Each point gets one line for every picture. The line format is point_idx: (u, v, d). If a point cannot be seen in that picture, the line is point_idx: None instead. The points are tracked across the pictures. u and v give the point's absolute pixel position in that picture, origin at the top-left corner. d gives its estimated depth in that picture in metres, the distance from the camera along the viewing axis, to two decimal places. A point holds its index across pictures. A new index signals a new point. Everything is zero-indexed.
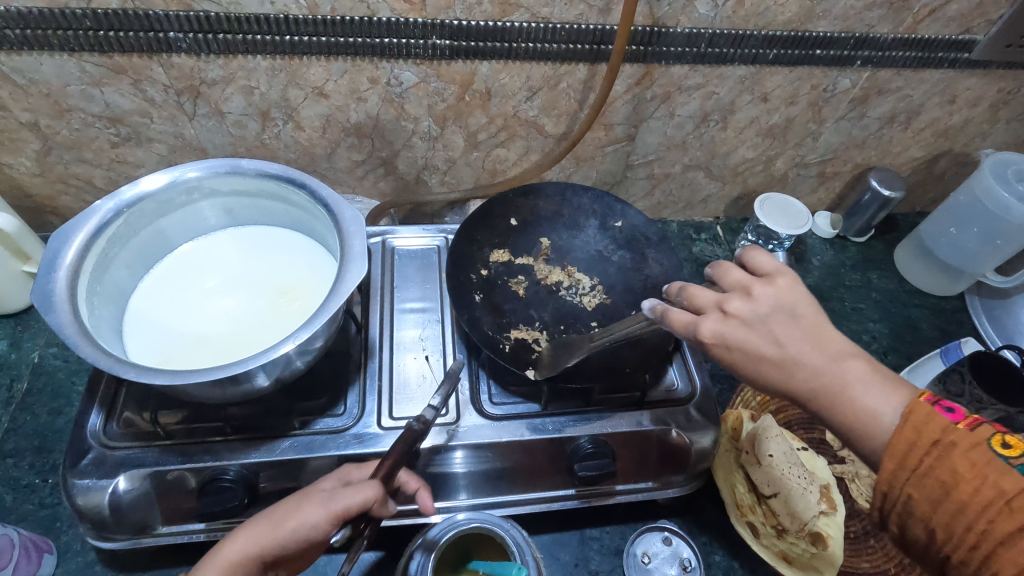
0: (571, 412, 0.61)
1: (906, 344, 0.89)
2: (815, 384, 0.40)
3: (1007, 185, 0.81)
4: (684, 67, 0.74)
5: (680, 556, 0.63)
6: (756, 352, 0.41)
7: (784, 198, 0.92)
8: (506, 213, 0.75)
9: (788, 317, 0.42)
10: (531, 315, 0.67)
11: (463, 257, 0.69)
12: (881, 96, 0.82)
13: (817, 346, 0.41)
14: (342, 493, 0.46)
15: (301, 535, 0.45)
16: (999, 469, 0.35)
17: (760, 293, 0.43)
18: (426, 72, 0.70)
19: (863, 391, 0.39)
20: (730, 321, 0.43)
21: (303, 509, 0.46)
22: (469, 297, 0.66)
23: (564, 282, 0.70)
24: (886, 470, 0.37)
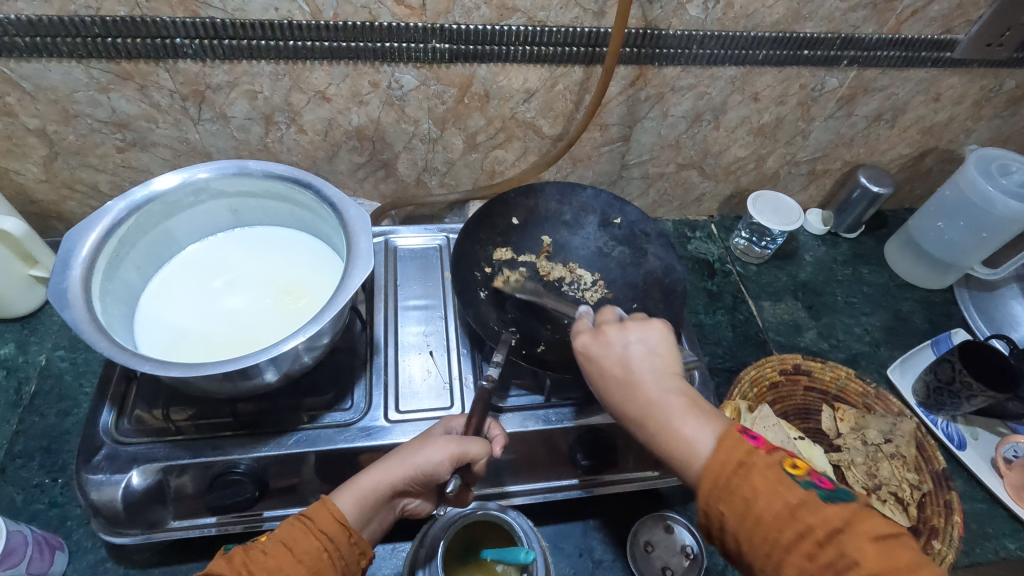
0: (578, 404, 0.62)
1: (898, 336, 0.91)
2: (647, 414, 0.47)
3: (991, 179, 0.83)
4: (676, 68, 0.76)
5: (682, 544, 0.64)
6: (607, 368, 0.50)
7: (776, 195, 0.94)
8: (507, 212, 0.77)
9: (643, 351, 0.50)
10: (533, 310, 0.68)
11: (466, 253, 0.71)
12: (868, 95, 0.84)
13: (654, 380, 0.48)
14: (465, 438, 0.51)
15: (426, 470, 0.50)
16: (786, 486, 0.41)
17: (629, 328, 0.51)
18: (426, 75, 0.71)
19: (682, 422, 0.45)
20: (596, 338, 0.51)
21: (429, 448, 0.51)
22: (475, 294, 0.68)
23: (567, 277, 0.73)
24: (703, 490, 0.43)
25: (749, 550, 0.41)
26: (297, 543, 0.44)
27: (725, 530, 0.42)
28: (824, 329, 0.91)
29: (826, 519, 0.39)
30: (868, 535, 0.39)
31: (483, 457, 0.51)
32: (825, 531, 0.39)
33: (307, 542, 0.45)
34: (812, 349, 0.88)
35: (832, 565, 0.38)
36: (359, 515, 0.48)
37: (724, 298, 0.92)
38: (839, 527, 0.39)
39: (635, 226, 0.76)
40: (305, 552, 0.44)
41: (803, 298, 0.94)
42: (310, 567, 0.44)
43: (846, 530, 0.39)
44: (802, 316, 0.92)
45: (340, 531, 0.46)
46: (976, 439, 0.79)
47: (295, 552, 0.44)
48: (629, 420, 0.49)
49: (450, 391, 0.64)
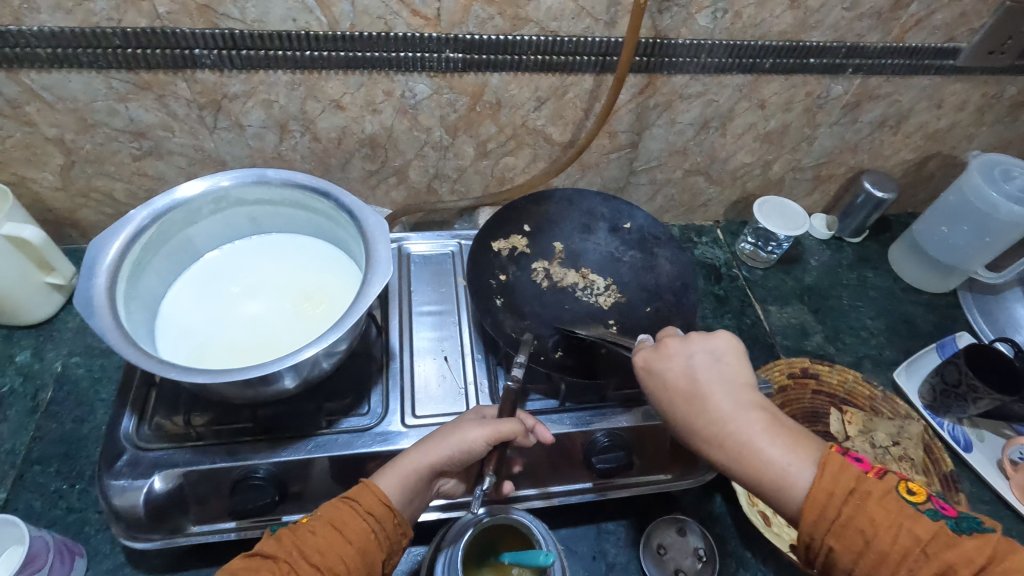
0: (589, 408, 0.64)
1: (903, 339, 0.92)
2: (723, 434, 0.49)
3: (994, 185, 0.85)
4: (685, 77, 0.77)
5: (694, 546, 0.65)
6: (672, 384, 0.51)
7: (781, 200, 0.95)
8: (518, 219, 0.77)
9: (709, 363, 0.52)
10: (549, 317, 0.69)
11: (480, 260, 0.72)
12: (872, 102, 0.86)
13: (728, 397, 0.50)
14: (497, 419, 0.54)
15: (464, 448, 0.52)
16: (909, 518, 0.42)
17: (693, 340, 0.53)
18: (439, 84, 0.73)
19: (767, 446, 0.47)
20: (660, 355, 0.53)
21: (464, 428, 0.53)
22: (491, 301, 0.68)
23: (580, 283, 0.73)
24: (806, 523, 0.44)
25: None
26: (346, 524, 0.46)
27: (842, 567, 0.43)
28: (830, 332, 0.92)
29: (967, 554, 0.41)
30: (1017, 569, 0.40)
31: (515, 435, 0.54)
32: (971, 568, 0.40)
33: (356, 523, 0.47)
34: (819, 353, 0.89)
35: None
36: (401, 496, 0.50)
37: (731, 302, 0.93)
38: (981, 563, 0.40)
39: (645, 231, 0.77)
40: (354, 532, 0.46)
41: (809, 302, 0.95)
42: (359, 546, 0.46)
43: (994, 563, 0.40)
44: (808, 319, 0.93)
45: (385, 512, 0.48)
46: (983, 441, 0.80)
47: (344, 532, 0.46)
48: (695, 437, 0.50)
49: (465, 395, 0.64)
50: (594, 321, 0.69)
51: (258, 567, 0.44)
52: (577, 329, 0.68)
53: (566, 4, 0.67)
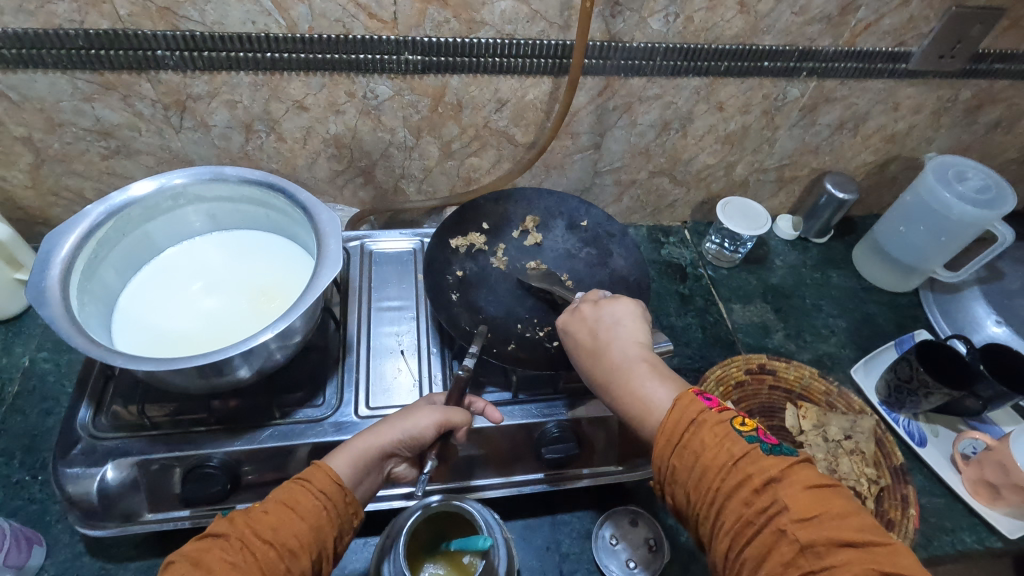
0: (541, 399, 0.65)
1: (864, 337, 0.94)
2: (610, 375, 0.54)
3: (948, 185, 0.86)
4: (642, 79, 0.79)
5: (646, 536, 0.67)
6: (578, 339, 0.58)
7: (744, 201, 0.97)
8: (477, 218, 0.79)
9: (616, 325, 0.58)
10: (505, 312, 0.70)
11: (438, 257, 0.73)
12: (829, 104, 0.88)
13: (620, 349, 0.55)
14: (449, 408, 0.56)
15: (414, 433, 0.54)
16: (730, 439, 0.45)
17: (605, 315, 0.59)
18: (400, 85, 0.74)
19: (644, 384, 0.52)
20: (573, 315, 0.60)
21: (416, 415, 0.54)
22: (447, 296, 0.70)
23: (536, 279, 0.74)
24: (658, 446, 0.48)
25: (696, 499, 0.45)
26: (298, 502, 0.46)
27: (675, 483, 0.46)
28: (792, 330, 0.93)
29: (763, 468, 0.43)
30: (801, 484, 0.42)
31: (464, 426, 0.56)
32: (760, 480, 0.43)
33: (308, 500, 0.46)
34: (779, 350, 0.90)
35: (766, 511, 0.42)
36: (354, 476, 0.50)
37: (695, 300, 0.95)
38: (774, 476, 0.43)
39: (603, 229, 0.79)
40: (306, 508, 0.46)
41: (772, 301, 0.97)
42: (311, 523, 0.46)
43: (783, 478, 0.43)
44: (770, 318, 0.94)
45: (337, 490, 0.48)
46: (937, 436, 0.81)
47: (297, 509, 0.46)
48: (593, 381, 0.56)
49: (420, 388, 0.66)
50: (549, 315, 0.70)
51: (209, 547, 0.43)
52: (532, 324, 0.69)
53: (520, 8, 0.69)
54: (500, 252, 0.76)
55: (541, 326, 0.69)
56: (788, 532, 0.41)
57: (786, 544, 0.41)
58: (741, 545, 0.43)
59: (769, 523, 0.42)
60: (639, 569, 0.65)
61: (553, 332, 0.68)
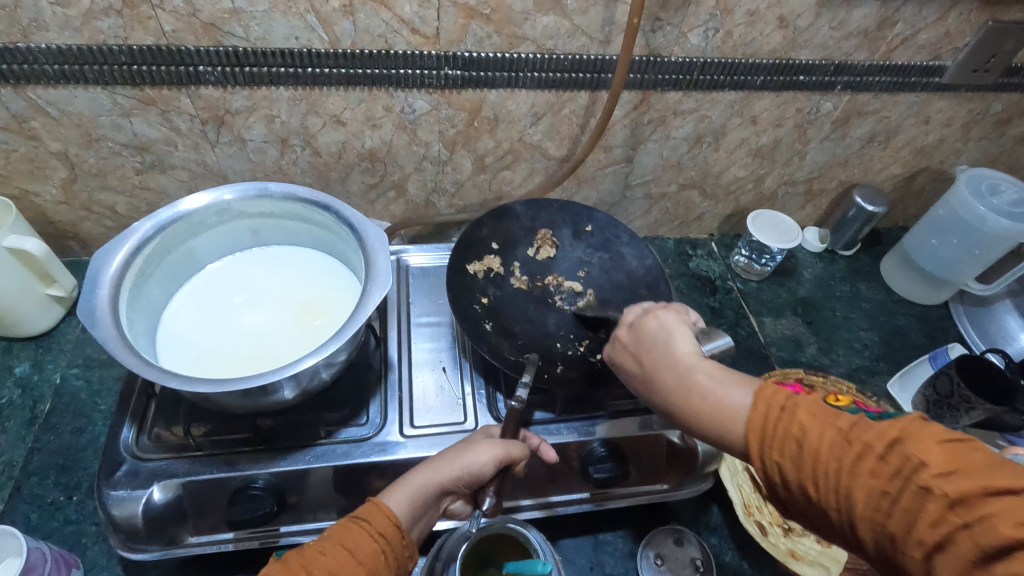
0: (584, 418, 0.64)
1: (896, 350, 0.93)
2: (679, 388, 0.50)
3: (982, 199, 0.86)
4: (678, 93, 0.79)
5: (691, 556, 0.66)
6: (629, 368, 0.54)
7: (774, 213, 0.96)
8: (484, 237, 0.77)
9: (662, 334, 0.52)
10: (541, 332, 0.70)
11: (457, 291, 0.71)
12: (861, 118, 0.88)
13: (675, 361, 0.50)
14: (508, 442, 0.54)
15: (473, 470, 0.52)
16: (830, 415, 0.43)
17: (657, 337, 0.53)
18: (438, 100, 0.74)
19: (723, 385, 0.48)
20: (616, 342, 0.56)
21: (477, 450, 0.53)
22: (481, 327, 0.68)
23: (559, 293, 0.74)
24: (752, 445, 0.44)
25: (816, 488, 0.42)
26: (356, 545, 0.45)
27: (784, 478, 0.43)
28: (824, 344, 0.93)
29: (879, 431, 0.41)
30: (931, 437, 0.40)
31: (523, 459, 0.55)
32: (883, 443, 0.40)
33: (366, 543, 0.46)
34: (813, 364, 0.90)
35: (899, 473, 0.39)
36: (410, 517, 0.49)
37: (725, 314, 0.95)
38: (897, 436, 0.40)
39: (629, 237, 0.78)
40: (365, 553, 0.45)
41: (803, 314, 0.96)
42: (370, 567, 0.45)
43: (907, 436, 0.40)
44: (802, 331, 0.94)
45: (395, 532, 0.47)
46: None
47: (355, 553, 0.45)
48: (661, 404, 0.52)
49: (463, 406, 0.65)
50: (584, 326, 0.71)
51: None
52: (571, 340, 0.69)
53: (561, 23, 0.69)
54: (517, 271, 0.76)
55: (580, 339, 0.69)
56: (931, 489, 0.38)
57: (933, 505, 0.37)
58: (884, 517, 0.39)
59: (907, 484, 0.39)
60: None
61: (593, 344, 0.69)
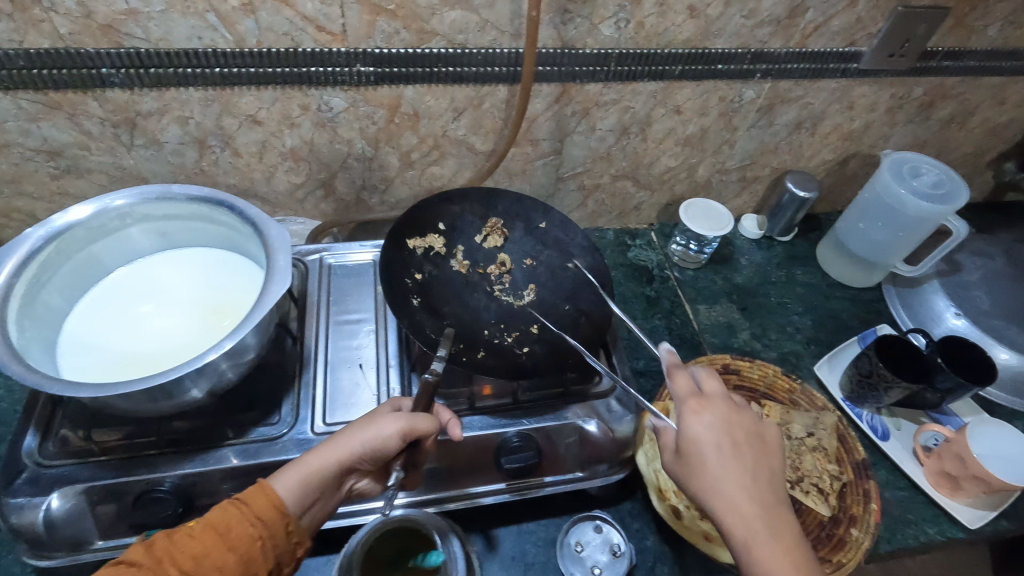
0: (499, 408, 0.65)
1: (828, 333, 0.95)
2: (749, 512, 0.50)
3: (902, 181, 0.87)
4: (598, 85, 0.79)
5: (610, 542, 0.67)
6: (703, 462, 0.52)
7: (706, 201, 0.97)
8: (433, 218, 0.77)
9: (715, 450, 0.52)
10: (471, 318, 0.71)
11: (393, 258, 0.71)
12: (785, 105, 0.89)
13: (751, 488, 0.51)
14: (414, 414, 0.54)
15: (374, 445, 0.52)
16: None
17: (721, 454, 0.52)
18: (354, 97, 0.74)
19: (767, 541, 0.48)
20: (700, 418, 0.54)
21: (380, 423, 0.53)
22: (408, 301, 0.68)
23: (501, 285, 0.76)
24: None
25: None
26: (228, 528, 0.45)
27: None
28: (758, 328, 0.94)
29: None
30: None
31: (430, 433, 0.55)
32: None
33: (241, 528, 0.46)
34: (745, 349, 0.91)
35: None
36: (299, 500, 0.49)
37: (661, 303, 0.96)
38: None
39: (562, 230, 0.79)
40: (238, 538, 0.45)
41: (738, 300, 0.97)
42: (241, 554, 0.45)
43: None
44: (736, 318, 0.95)
45: (275, 517, 0.47)
46: (899, 429, 0.83)
47: (227, 538, 0.45)
48: (715, 497, 0.51)
49: (380, 404, 0.64)
50: (515, 320, 0.71)
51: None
52: (499, 330, 0.70)
53: (469, 18, 0.69)
54: (460, 254, 0.77)
55: (509, 331, 0.70)
56: None
57: None
58: None
59: None
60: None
61: (521, 338, 0.69)
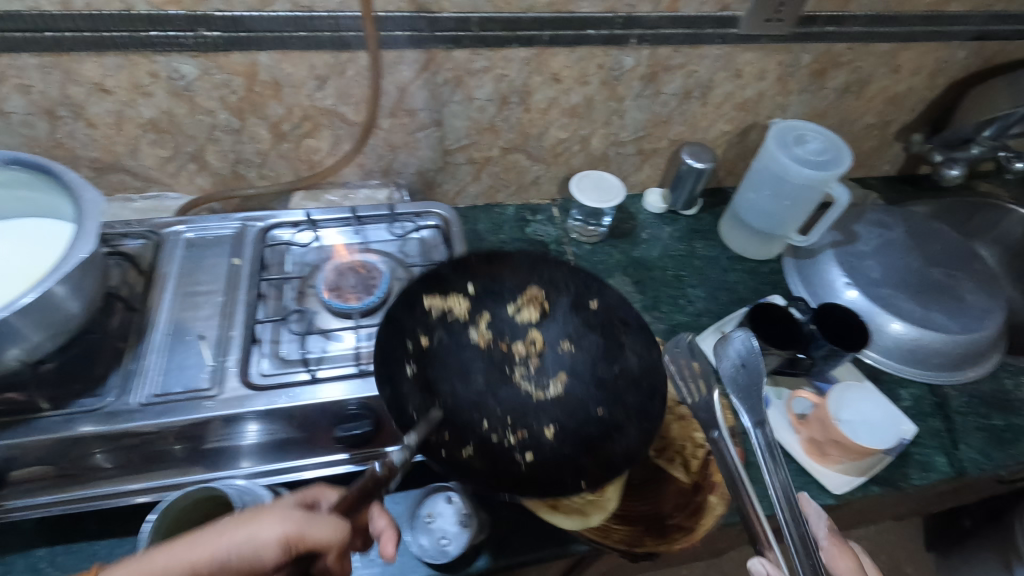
0: (338, 377, 0.64)
1: (721, 306, 0.94)
2: None
3: (785, 149, 0.86)
4: (465, 51, 0.78)
5: (461, 513, 0.67)
6: None
7: (599, 173, 0.96)
8: (461, 277, 0.74)
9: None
10: (472, 402, 0.66)
11: (410, 302, 0.69)
12: (668, 73, 0.87)
13: None
14: (308, 517, 0.47)
15: (245, 552, 0.45)
16: None
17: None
18: (205, 64, 0.72)
19: None
20: None
21: (261, 524, 0.46)
22: (401, 368, 0.64)
23: (524, 368, 0.71)
24: None
25: None
26: None
27: None
28: (650, 302, 0.93)
29: None
30: None
31: (323, 542, 0.47)
32: None
33: None
34: None
35: None
36: None
37: None
38: None
39: (612, 312, 0.73)
40: None
41: (633, 274, 0.96)
42: None
43: None
44: (628, 291, 0.94)
45: None
46: (781, 398, 0.82)
47: None
48: None
49: (211, 375, 0.63)
50: (525, 416, 0.66)
51: None
52: (502, 428, 0.64)
53: None
54: (482, 323, 0.72)
55: (514, 429, 0.64)
56: None
57: None
58: None
59: None
60: (450, 546, 0.65)
61: (526, 441, 0.63)
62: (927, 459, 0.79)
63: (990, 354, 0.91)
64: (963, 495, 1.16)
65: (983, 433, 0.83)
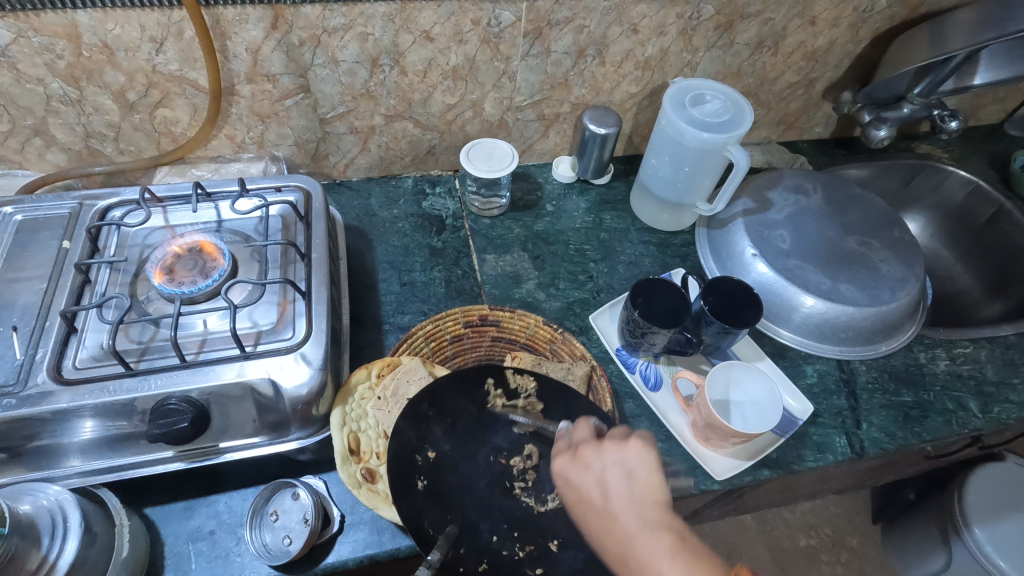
0: (161, 370, 0.58)
1: (624, 280, 0.89)
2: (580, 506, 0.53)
3: (682, 110, 0.80)
4: (316, 7, 0.71)
5: (307, 509, 0.62)
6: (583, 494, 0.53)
7: (493, 141, 0.89)
8: (466, 385, 0.68)
9: (608, 482, 0.53)
10: (482, 517, 0.60)
11: (415, 415, 0.64)
12: (555, 29, 0.80)
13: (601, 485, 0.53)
14: None
15: None
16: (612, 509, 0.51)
17: (607, 448, 0.55)
18: (17, 25, 0.65)
19: (575, 474, 0.54)
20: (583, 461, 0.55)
21: None
22: (411, 484, 0.59)
23: (524, 476, 0.64)
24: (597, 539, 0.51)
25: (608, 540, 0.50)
26: None
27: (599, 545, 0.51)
28: (547, 278, 0.87)
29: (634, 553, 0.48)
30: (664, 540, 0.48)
31: None
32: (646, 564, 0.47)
33: None
34: (526, 300, 0.85)
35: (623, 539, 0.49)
36: None
37: (446, 253, 0.89)
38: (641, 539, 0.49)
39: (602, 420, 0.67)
40: None
41: (532, 249, 0.91)
42: None
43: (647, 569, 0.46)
44: (525, 267, 0.88)
45: None
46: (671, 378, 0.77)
47: None
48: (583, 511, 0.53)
49: (18, 368, 0.58)
50: (531, 528, 0.60)
51: None
52: (512, 538, 0.59)
53: None
54: (486, 434, 0.66)
55: (523, 542, 0.59)
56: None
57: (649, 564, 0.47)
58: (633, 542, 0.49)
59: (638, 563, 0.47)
60: (293, 546, 0.60)
61: (535, 554, 0.59)
62: (825, 440, 0.75)
63: (907, 327, 0.86)
64: (895, 469, 1.12)
65: (888, 411, 0.79)
